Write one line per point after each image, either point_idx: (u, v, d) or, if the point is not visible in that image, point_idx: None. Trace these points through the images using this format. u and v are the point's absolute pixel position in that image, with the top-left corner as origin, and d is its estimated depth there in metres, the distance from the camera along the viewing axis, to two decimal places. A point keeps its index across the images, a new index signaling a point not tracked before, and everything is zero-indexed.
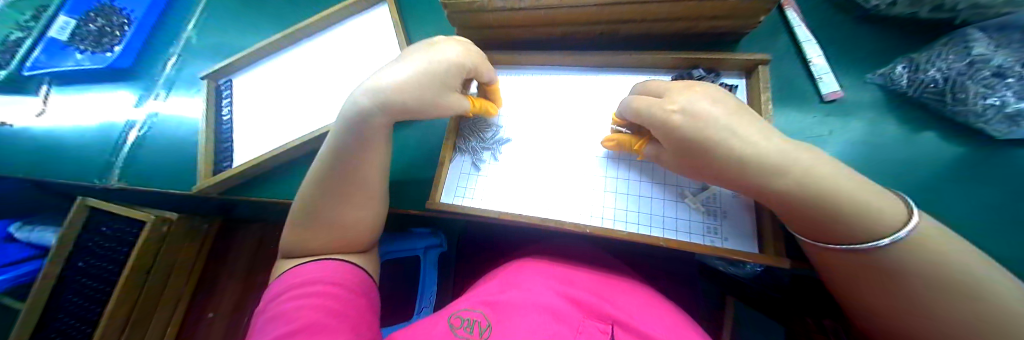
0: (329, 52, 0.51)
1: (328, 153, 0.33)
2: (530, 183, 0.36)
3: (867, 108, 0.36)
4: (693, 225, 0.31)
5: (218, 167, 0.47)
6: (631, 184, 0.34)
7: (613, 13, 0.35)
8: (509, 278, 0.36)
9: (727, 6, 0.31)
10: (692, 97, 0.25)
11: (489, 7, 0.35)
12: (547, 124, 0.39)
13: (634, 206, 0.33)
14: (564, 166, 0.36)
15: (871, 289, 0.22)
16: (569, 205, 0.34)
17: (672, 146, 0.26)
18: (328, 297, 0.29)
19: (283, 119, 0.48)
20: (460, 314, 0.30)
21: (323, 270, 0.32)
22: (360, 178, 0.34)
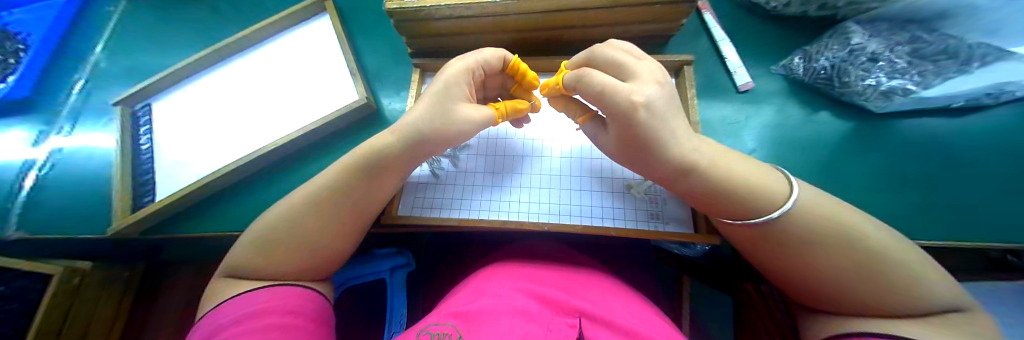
0: (265, 69, 0.48)
1: (325, 183, 0.31)
2: (489, 185, 0.37)
3: (775, 94, 0.41)
4: (639, 213, 0.33)
5: (138, 203, 0.42)
6: (581, 180, 0.35)
7: (553, 21, 0.36)
8: (480, 287, 0.35)
9: (651, 11, 0.34)
10: (650, 89, 0.25)
11: (433, 16, 0.35)
12: (501, 128, 0.40)
13: (586, 199, 0.34)
14: (518, 166, 0.38)
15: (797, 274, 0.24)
16: (523, 203, 0.35)
17: (625, 138, 0.26)
18: (283, 330, 0.24)
19: (216, 144, 0.44)
20: (435, 330, 0.29)
21: (271, 299, 0.26)
22: (354, 208, 0.32)
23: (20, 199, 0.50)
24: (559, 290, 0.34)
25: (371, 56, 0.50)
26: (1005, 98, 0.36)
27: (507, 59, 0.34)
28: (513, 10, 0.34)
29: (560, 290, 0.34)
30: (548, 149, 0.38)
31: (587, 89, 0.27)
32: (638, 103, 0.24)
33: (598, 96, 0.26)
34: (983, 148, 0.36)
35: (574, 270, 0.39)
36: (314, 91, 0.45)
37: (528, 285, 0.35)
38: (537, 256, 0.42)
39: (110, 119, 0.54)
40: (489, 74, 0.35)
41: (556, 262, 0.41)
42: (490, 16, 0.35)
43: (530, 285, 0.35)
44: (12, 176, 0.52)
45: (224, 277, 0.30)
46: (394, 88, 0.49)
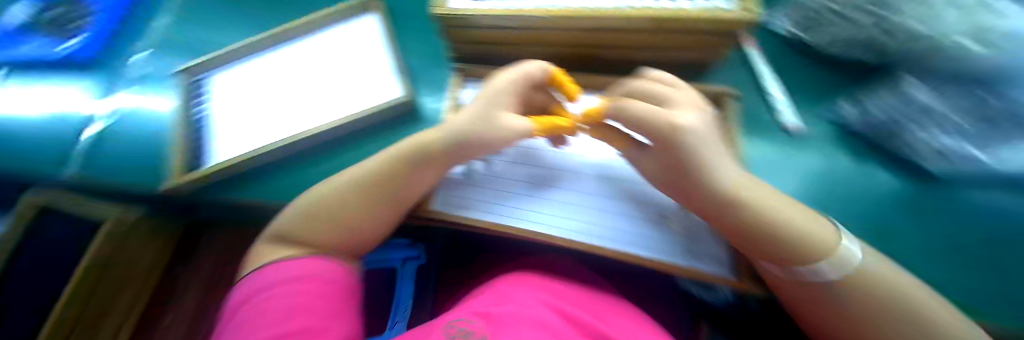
0: (314, 55, 0.50)
1: (371, 169, 0.34)
2: (521, 194, 0.38)
3: (823, 139, 0.40)
4: (669, 242, 0.32)
5: (192, 165, 0.46)
6: (611, 201, 0.36)
7: (593, 40, 0.37)
8: (503, 293, 0.36)
9: (698, 40, 0.34)
10: (689, 114, 0.26)
11: (475, 25, 0.37)
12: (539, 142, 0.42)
13: (617, 223, 0.34)
14: (551, 180, 0.38)
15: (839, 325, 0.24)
16: (551, 217, 0.35)
17: (665, 163, 0.27)
18: (307, 306, 0.29)
19: (263, 121, 0.47)
20: (458, 328, 0.30)
21: (296, 270, 0.31)
22: (389, 198, 0.33)
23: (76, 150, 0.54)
24: (586, 312, 0.34)
25: (416, 54, 0.52)
26: None
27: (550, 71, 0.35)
28: (554, 25, 0.35)
29: (586, 312, 0.34)
30: (583, 165, 0.39)
31: (626, 117, 0.28)
32: (677, 126, 0.25)
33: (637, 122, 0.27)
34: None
35: (594, 294, 0.38)
36: (358, 82, 0.47)
37: (548, 298, 0.35)
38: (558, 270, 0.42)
39: (169, 86, 0.59)
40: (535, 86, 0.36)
41: (576, 282, 0.40)
42: (539, 27, 0.36)
43: (552, 298, 0.35)
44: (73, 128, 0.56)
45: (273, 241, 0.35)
46: (434, 87, 0.50)
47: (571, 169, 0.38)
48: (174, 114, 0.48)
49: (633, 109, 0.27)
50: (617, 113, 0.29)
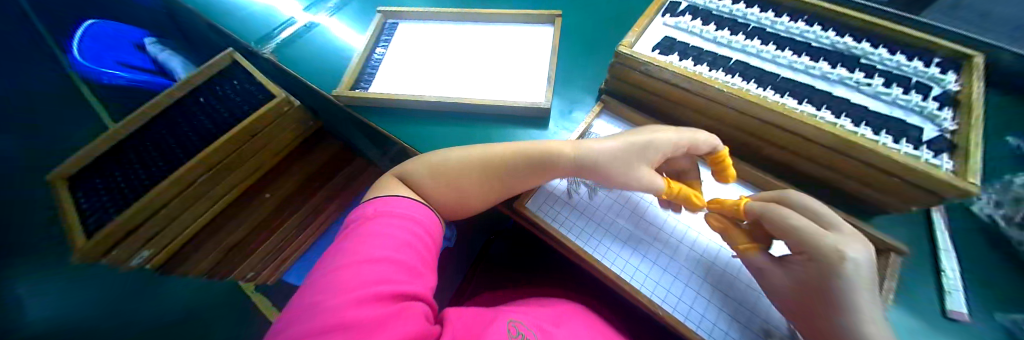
0: (485, 40, 0.57)
1: (509, 152, 0.36)
2: (617, 232, 0.39)
3: None
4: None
5: (354, 87, 0.55)
6: (717, 291, 0.34)
7: (759, 131, 0.39)
8: (561, 315, 0.37)
9: (876, 176, 0.33)
10: (861, 250, 0.25)
11: (657, 76, 0.41)
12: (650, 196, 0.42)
13: (703, 309, 0.33)
14: (650, 236, 0.38)
15: None
16: (636, 269, 0.36)
17: (799, 280, 0.27)
18: (400, 244, 0.27)
19: (426, 74, 0.54)
20: (514, 325, 0.31)
21: (398, 207, 0.31)
22: (514, 181, 0.37)
23: (280, 36, 0.69)
24: None
25: (565, 72, 0.57)
26: None
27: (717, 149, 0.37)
28: (733, 106, 0.37)
29: None
30: (692, 242, 0.38)
31: (773, 222, 0.29)
32: (846, 257, 0.24)
33: (787, 231, 0.28)
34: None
35: None
36: (512, 76, 0.53)
37: None
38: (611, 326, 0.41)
39: (360, 17, 0.71)
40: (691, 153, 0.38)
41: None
42: (714, 100, 0.38)
43: None
44: (286, 20, 0.72)
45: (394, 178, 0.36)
46: (568, 105, 0.54)
47: (679, 240, 0.38)
48: (364, 42, 0.59)
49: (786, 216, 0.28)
50: (764, 216, 0.30)
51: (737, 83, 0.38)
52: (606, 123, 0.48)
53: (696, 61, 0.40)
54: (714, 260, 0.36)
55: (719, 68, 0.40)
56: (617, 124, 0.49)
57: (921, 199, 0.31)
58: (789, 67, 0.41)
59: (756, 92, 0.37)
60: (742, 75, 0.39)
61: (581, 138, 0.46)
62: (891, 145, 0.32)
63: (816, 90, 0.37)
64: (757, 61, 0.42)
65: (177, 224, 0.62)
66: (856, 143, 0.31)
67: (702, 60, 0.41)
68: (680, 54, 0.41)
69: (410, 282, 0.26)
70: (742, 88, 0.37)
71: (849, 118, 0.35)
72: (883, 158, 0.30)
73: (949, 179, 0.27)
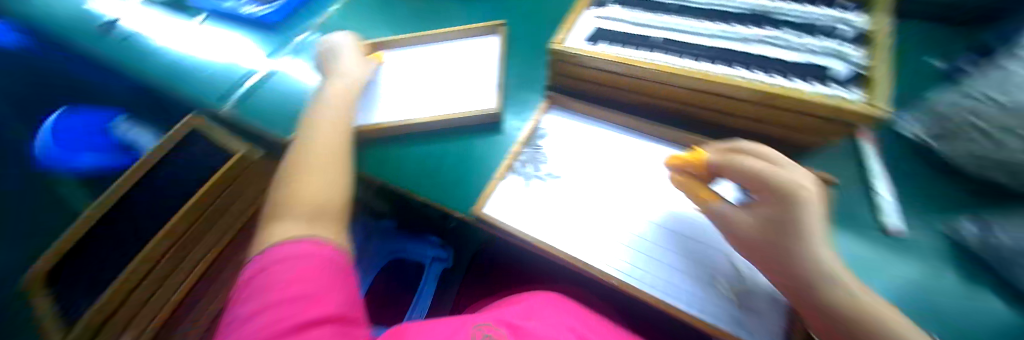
0: (434, 61, 0.61)
1: (293, 155, 0.42)
2: (574, 216, 0.39)
3: (924, 253, 0.36)
4: (760, 333, 0.29)
5: None
6: (695, 265, 0.34)
7: (690, 98, 0.41)
8: (531, 308, 0.37)
9: (791, 117, 0.35)
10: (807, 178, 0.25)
11: (587, 64, 0.43)
12: (602, 176, 0.43)
13: (662, 274, 0.33)
14: (607, 214, 0.39)
15: None
16: (592, 246, 0.36)
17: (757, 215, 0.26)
18: (304, 280, 0.27)
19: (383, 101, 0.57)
20: (483, 327, 0.31)
21: (286, 250, 0.30)
22: (323, 151, 0.41)
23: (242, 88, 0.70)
24: None
25: (514, 77, 0.60)
26: None
27: None
28: (659, 78, 0.39)
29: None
30: (656, 215, 0.38)
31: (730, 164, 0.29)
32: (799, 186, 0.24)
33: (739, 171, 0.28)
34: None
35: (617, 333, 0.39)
36: (462, 89, 0.55)
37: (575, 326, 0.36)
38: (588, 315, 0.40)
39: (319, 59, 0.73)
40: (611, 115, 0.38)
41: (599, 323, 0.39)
42: (639, 77, 0.41)
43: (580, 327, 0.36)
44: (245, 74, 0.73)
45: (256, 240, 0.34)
46: (521, 108, 0.56)
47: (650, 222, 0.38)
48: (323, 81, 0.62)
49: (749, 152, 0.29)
50: (722, 161, 0.30)
51: (658, 57, 0.40)
52: (558, 117, 0.51)
53: (620, 45, 0.43)
54: (688, 232, 0.36)
55: (641, 47, 0.43)
56: (565, 116, 0.51)
57: (835, 132, 0.34)
58: (705, 34, 0.44)
59: (676, 62, 0.39)
60: (662, 51, 0.42)
61: (531, 136, 0.49)
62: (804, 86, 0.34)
63: (732, 53, 0.40)
64: (677, 34, 0.45)
65: (156, 302, 0.64)
66: (766, 91, 0.33)
67: (626, 43, 0.43)
68: (605, 42, 0.44)
69: (317, 305, 0.25)
70: (661, 61, 0.40)
71: (759, 70, 0.37)
72: (790, 100, 0.32)
73: (855, 107, 0.29)
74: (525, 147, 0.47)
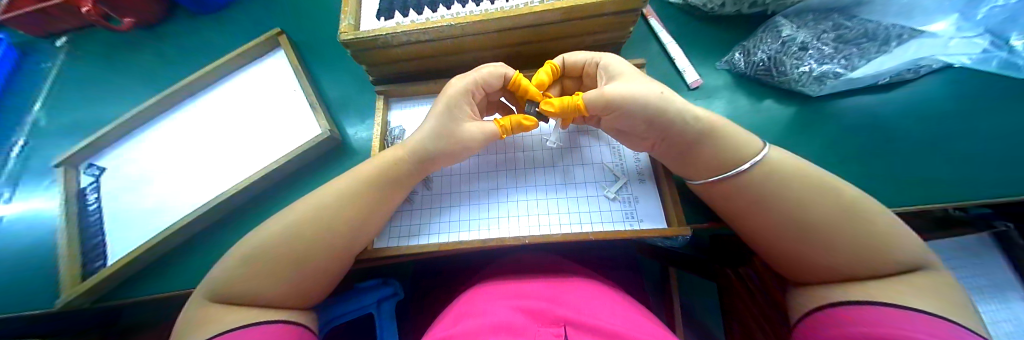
0: (229, 108, 0.48)
1: (190, 311, 0.25)
2: (495, 208, 0.37)
3: (720, 88, 0.45)
4: (661, 216, 0.36)
5: (90, 269, 0.40)
6: (599, 166, 0.39)
7: (516, 35, 0.39)
8: (544, 299, 0.31)
9: (602, 21, 0.38)
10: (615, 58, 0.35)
11: (392, 42, 0.36)
12: (506, 158, 0.41)
13: (581, 208, 0.36)
14: (518, 193, 0.38)
15: (766, 218, 0.27)
16: (522, 217, 0.36)
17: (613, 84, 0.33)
18: (490, 329, 0.25)
19: (198, 176, 0.44)
20: (506, 314, 0.28)
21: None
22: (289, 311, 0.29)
23: (20, 262, 0.44)
24: (545, 301, 0.30)
25: (332, 87, 0.51)
26: (923, 70, 0.41)
27: (507, 76, 0.36)
28: (475, 29, 0.36)
29: (546, 301, 0.31)
30: (559, 160, 0.40)
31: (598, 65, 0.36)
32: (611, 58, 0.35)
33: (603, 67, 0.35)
34: (973, 110, 0.39)
35: (576, 282, 0.36)
36: (280, 127, 0.46)
37: (519, 301, 0.31)
38: (535, 269, 0.40)
39: (54, 180, 0.49)
40: (489, 91, 0.37)
41: (553, 265, 0.41)
42: (456, 35, 0.37)
43: (522, 300, 0.31)
44: (14, 235, 0.46)
45: (207, 305, 0.25)
46: (359, 118, 0.49)
47: (544, 150, 0.41)
48: (57, 212, 0.41)
49: (592, 79, 0.39)
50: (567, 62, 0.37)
51: (462, 11, 0.37)
52: (402, 113, 0.44)
53: (421, 10, 0.38)
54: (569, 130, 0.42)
55: (442, 4, 0.38)
56: (412, 106, 0.44)
57: (630, 22, 0.39)
58: None
59: (480, 10, 0.37)
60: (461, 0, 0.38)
61: (385, 138, 0.41)
62: None
63: None
64: None
65: None
66: (569, 7, 0.34)
67: (426, 5, 0.38)
68: (401, 10, 0.37)
69: (516, 332, 0.24)
70: (468, 13, 0.36)
71: None
72: (592, 5, 0.33)
73: None
74: (387, 139, 0.41)
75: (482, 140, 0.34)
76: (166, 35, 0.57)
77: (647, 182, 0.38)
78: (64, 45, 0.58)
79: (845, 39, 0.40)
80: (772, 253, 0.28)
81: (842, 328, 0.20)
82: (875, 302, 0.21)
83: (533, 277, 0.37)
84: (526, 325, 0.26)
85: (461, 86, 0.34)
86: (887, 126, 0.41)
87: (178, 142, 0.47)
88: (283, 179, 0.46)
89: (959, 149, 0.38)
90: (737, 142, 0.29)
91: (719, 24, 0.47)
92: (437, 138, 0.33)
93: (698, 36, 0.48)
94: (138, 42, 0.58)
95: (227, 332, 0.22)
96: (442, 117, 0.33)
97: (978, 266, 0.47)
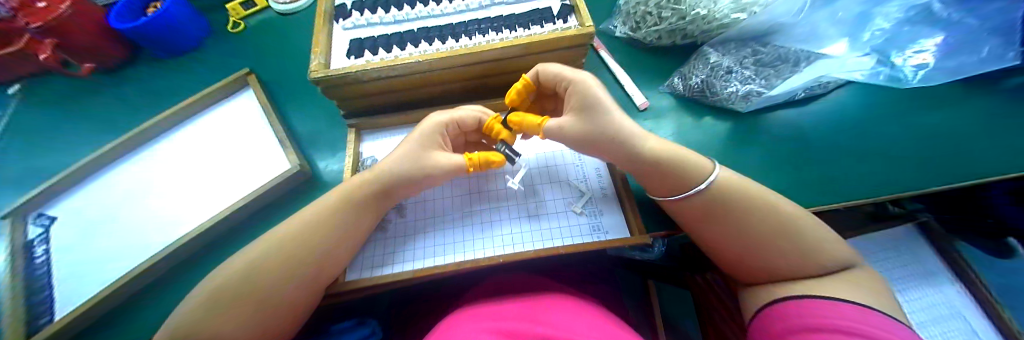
0: (195, 148, 0.48)
1: None
2: (471, 232, 0.39)
3: (668, 107, 0.50)
4: (623, 227, 0.38)
5: (34, 327, 0.37)
6: (565, 184, 0.42)
7: (479, 69, 0.42)
8: (526, 320, 0.32)
9: (555, 56, 0.43)
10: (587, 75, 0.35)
11: (360, 79, 0.38)
12: (477, 183, 0.43)
13: (550, 225, 0.39)
14: (493, 216, 0.40)
15: (719, 230, 0.30)
16: (496, 239, 0.38)
17: (579, 107, 0.34)
18: None
19: (156, 222, 0.43)
20: (487, 337, 0.29)
21: None
22: None
23: None
24: (525, 322, 0.31)
25: (302, 122, 0.52)
26: (831, 86, 0.48)
27: (485, 119, 0.39)
28: (439, 65, 0.39)
29: (527, 322, 0.32)
30: (530, 180, 0.43)
31: (580, 90, 0.34)
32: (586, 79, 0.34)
33: (583, 94, 0.34)
34: (875, 117, 0.46)
35: (552, 300, 0.37)
36: (251, 163, 0.46)
37: (499, 323, 0.32)
38: (513, 289, 0.40)
39: None
40: (467, 130, 0.40)
41: (530, 285, 0.42)
42: (423, 71, 0.40)
43: (503, 322, 0.32)
44: None
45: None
46: (331, 151, 0.50)
47: (512, 172, 0.43)
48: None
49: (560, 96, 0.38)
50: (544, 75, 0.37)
51: (429, 49, 0.41)
52: (373, 143, 0.45)
53: (390, 49, 0.41)
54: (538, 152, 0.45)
55: (409, 42, 0.41)
56: (383, 138, 0.46)
57: (580, 55, 0.44)
58: (453, 9, 0.44)
59: (445, 48, 0.40)
60: (427, 40, 0.42)
61: (356, 169, 0.42)
62: (550, 29, 0.41)
63: (491, 18, 0.43)
64: (434, 19, 0.45)
65: None
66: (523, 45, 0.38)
67: (395, 44, 0.41)
68: (369, 50, 0.40)
69: None
70: (433, 51, 0.40)
71: (509, 27, 0.41)
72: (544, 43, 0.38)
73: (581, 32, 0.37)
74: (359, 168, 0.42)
75: (448, 170, 0.35)
76: (131, 78, 0.57)
77: (608, 195, 0.41)
78: (16, 92, 0.57)
79: (763, 62, 0.47)
80: (726, 257, 0.31)
81: (797, 321, 0.23)
82: (797, 294, 0.25)
83: (511, 299, 0.38)
84: None
85: (438, 119, 0.37)
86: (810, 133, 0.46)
87: (136, 184, 0.46)
88: (252, 216, 0.45)
89: (875, 153, 0.44)
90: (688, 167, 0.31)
91: (661, 51, 0.53)
92: (408, 165, 0.35)
93: (644, 63, 0.53)
94: (99, 87, 0.57)
95: None
96: (415, 149, 0.35)
97: (908, 255, 0.52)
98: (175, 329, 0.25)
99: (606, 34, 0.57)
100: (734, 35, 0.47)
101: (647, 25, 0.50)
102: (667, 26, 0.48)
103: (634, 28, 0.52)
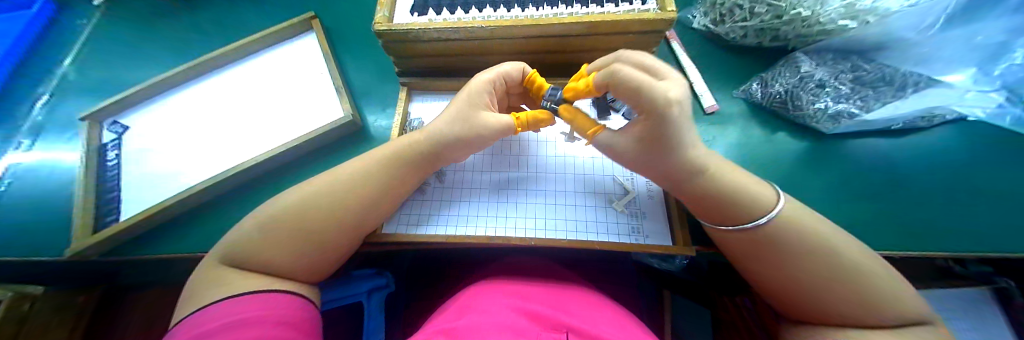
0: (254, 83, 0.49)
1: (207, 270, 0.26)
2: (500, 212, 0.38)
3: (736, 116, 0.46)
4: (665, 234, 0.36)
5: (103, 222, 0.41)
6: (609, 179, 0.40)
7: (542, 43, 0.40)
8: (547, 305, 0.31)
9: (625, 39, 0.40)
10: (679, 86, 0.24)
11: (421, 37, 0.37)
12: (518, 162, 0.41)
13: (586, 218, 0.37)
14: (526, 199, 0.39)
15: (765, 266, 0.27)
16: (522, 226, 0.37)
17: (651, 135, 0.26)
18: (495, 326, 0.25)
19: (215, 147, 0.45)
20: (511, 314, 0.28)
21: (262, 307, 0.23)
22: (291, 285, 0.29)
23: (33, 209, 0.45)
24: (548, 306, 0.31)
25: (356, 73, 0.52)
26: (937, 120, 0.42)
27: (527, 71, 0.37)
28: (504, 33, 0.37)
29: (550, 307, 0.31)
30: (574, 168, 0.41)
31: (664, 122, 0.24)
32: (677, 101, 0.23)
33: (667, 127, 0.24)
34: (979, 164, 0.40)
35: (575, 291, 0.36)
36: (304, 106, 0.47)
37: (522, 303, 0.31)
38: (537, 273, 0.40)
39: (76, 133, 0.50)
40: (510, 85, 0.38)
41: (554, 272, 0.41)
42: (487, 37, 0.38)
43: (526, 302, 0.31)
44: (31, 182, 0.47)
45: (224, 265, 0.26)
46: (380, 107, 0.50)
47: (557, 156, 0.42)
48: (78, 164, 0.42)
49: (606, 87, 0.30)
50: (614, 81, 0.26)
51: (493, 14, 0.38)
52: (423, 105, 0.45)
53: (453, 10, 0.39)
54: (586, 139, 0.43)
55: (474, 6, 0.39)
56: (432, 101, 0.45)
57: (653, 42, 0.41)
58: None
59: (510, 16, 0.38)
60: (491, 5, 0.39)
61: (403, 127, 0.42)
62: (626, 8, 0.37)
63: None
64: None
65: None
66: (597, 22, 0.35)
67: (459, 6, 0.39)
68: (433, 9, 0.39)
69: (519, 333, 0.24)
70: (499, 17, 0.38)
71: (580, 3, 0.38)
72: (619, 22, 0.34)
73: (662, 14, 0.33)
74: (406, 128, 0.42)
75: (496, 131, 0.33)
76: (203, 6, 0.59)
77: (655, 197, 0.38)
78: (102, 5, 0.60)
79: (863, 81, 0.40)
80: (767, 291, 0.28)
81: None
82: None
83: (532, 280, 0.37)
84: (529, 329, 0.26)
85: (483, 77, 0.35)
86: (897, 170, 0.41)
87: (199, 109, 0.48)
88: (300, 157, 0.47)
89: (970, 204, 0.39)
90: (747, 195, 0.28)
91: (740, 54, 0.49)
92: (452, 127, 0.33)
93: (718, 64, 0.49)
94: (174, 10, 0.59)
95: (242, 295, 0.23)
96: (462, 109, 0.33)
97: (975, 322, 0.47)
98: (230, 249, 0.27)
99: (680, 26, 0.52)
100: (834, 46, 0.41)
101: (733, 19, 0.45)
102: (756, 24, 0.43)
103: (716, 20, 0.47)
